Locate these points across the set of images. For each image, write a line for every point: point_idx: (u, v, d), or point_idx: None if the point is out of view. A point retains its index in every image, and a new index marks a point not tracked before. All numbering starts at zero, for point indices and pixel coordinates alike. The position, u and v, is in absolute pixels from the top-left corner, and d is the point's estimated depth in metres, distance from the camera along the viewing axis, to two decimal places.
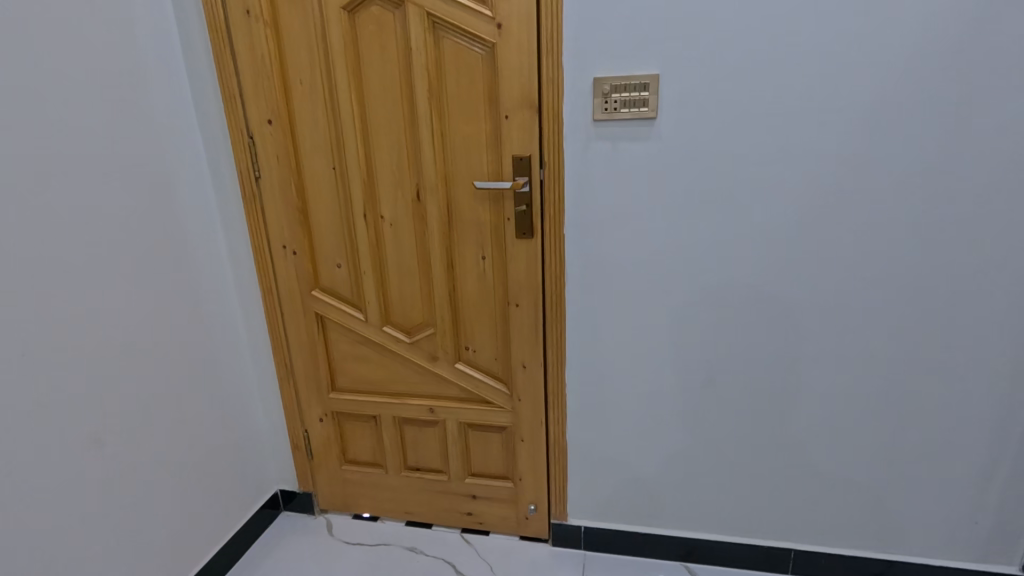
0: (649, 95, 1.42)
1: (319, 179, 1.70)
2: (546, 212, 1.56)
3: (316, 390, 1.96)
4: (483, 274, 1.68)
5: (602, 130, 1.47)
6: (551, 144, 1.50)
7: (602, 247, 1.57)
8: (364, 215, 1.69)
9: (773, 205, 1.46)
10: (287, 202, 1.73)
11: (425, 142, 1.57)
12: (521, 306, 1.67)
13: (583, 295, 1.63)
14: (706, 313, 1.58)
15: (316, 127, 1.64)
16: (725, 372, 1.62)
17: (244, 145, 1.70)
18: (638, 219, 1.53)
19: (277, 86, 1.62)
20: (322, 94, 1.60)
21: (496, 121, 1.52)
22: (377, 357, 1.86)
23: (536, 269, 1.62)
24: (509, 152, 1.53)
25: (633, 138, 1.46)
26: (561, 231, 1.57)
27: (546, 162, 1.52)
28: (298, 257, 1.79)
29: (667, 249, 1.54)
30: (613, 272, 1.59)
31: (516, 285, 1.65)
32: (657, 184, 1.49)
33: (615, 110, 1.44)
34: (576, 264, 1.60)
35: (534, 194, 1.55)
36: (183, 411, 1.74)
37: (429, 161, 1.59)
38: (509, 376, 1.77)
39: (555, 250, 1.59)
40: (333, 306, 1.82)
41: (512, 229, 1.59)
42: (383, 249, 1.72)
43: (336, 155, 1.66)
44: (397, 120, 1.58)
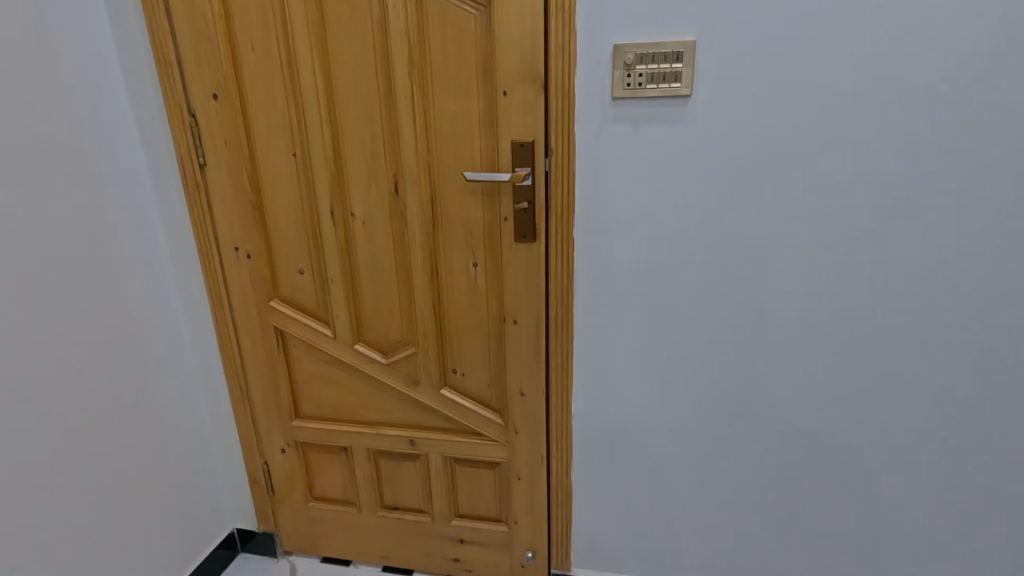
0: (683, 67, 1.14)
1: (276, 168, 1.40)
2: (553, 212, 1.28)
3: (276, 417, 1.66)
4: (474, 284, 1.40)
5: (623, 110, 1.19)
6: (559, 128, 1.22)
7: (619, 254, 1.30)
8: (331, 213, 1.40)
9: (833, 204, 1.19)
10: (238, 195, 1.43)
11: (404, 125, 1.29)
12: (520, 322, 1.39)
13: (595, 311, 1.36)
14: (745, 334, 1.31)
15: (272, 104, 1.35)
16: (763, 404, 1.36)
17: (185, 125, 1.40)
18: (665, 219, 1.26)
19: (223, 54, 1.33)
20: (279, 65, 1.31)
21: (492, 98, 1.24)
22: (348, 380, 1.57)
23: (538, 279, 1.35)
24: (507, 136, 1.25)
25: (661, 120, 1.19)
26: (569, 233, 1.30)
27: (552, 149, 1.24)
28: (253, 261, 1.49)
29: (699, 256, 1.27)
30: (630, 285, 1.32)
31: (514, 298, 1.38)
32: (690, 178, 1.22)
33: (639, 86, 1.16)
34: (587, 274, 1.33)
35: (537, 189, 1.27)
36: (114, 447, 1.43)
37: (410, 148, 1.31)
38: (505, 404, 1.49)
39: (562, 257, 1.32)
40: (296, 319, 1.53)
41: (511, 231, 1.32)
42: (354, 253, 1.44)
43: (297, 139, 1.36)
44: (371, 97, 1.29)
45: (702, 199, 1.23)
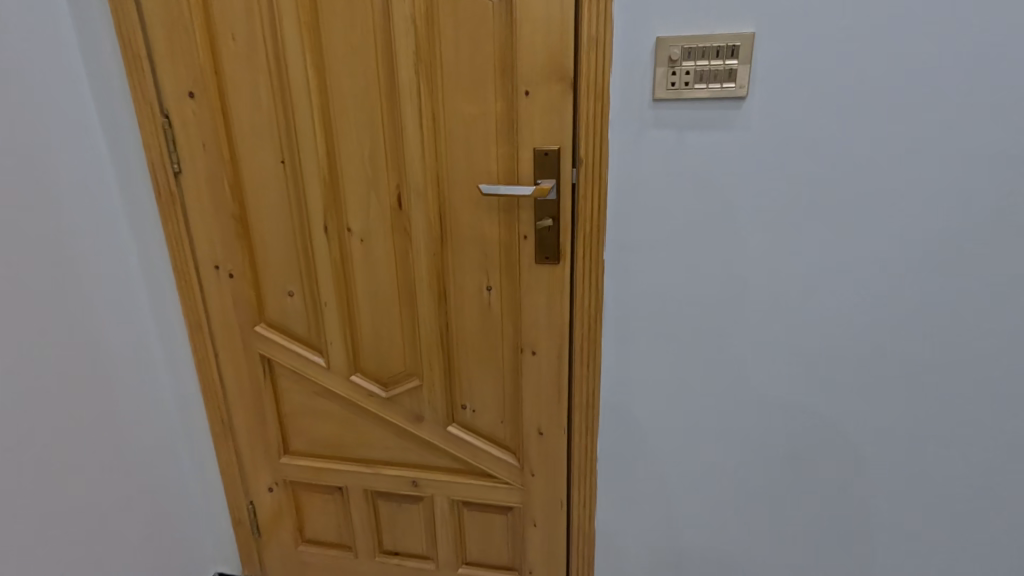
0: (739, 65, 0.98)
1: (261, 177, 1.22)
2: (580, 230, 1.12)
3: (262, 453, 1.48)
4: (486, 310, 1.23)
5: (665, 114, 1.03)
6: (590, 134, 1.05)
7: (654, 278, 1.14)
8: (325, 228, 1.23)
9: (908, 225, 1.03)
10: (219, 208, 1.26)
11: (409, 129, 1.12)
12: (540, 353, 1.23)
13: (625, 341, 1.19)
14: (798, 370, 1.15)
15: (257, 104, 1.17)
16: (817, 449, 1.20)
17: (157, 127, 1.21)
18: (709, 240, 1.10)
19: (200, 45, 1.15)
20: (265, 59, 1.13)
21: (512, 99, 1.07)
22: (342, 414, 1.40)
23: (561, 306, 1.18)
24: (529, 144, 1.08)
25: (710, 126, 1.02)
26: (598, 254, 1.13)
27: (581, 158, 1.07)
28: (236, 281, 1.32)
29: (748, 282, 1.11)
30: (667, 313, 1.16)
31: (534, 327, 1.21)
32: (741, 193, 1.06)
33: (686, 86, 1.00)
34: (617, 301, 1.17)
35: (563, 204, 1.10)
36: (81, 499, 1.23)
37: (416, 156, 1.14)
38: (520, 443, 1.32)
39: (590, 282, 1.16)
40: (285, 347, 1.35)
41: (531, 251, 1.15)
42: (350, 273, 1.26)
43: (285, 144, 1.19)
44: (371, 97, 1.12)
45: (755, 217, 1.07)
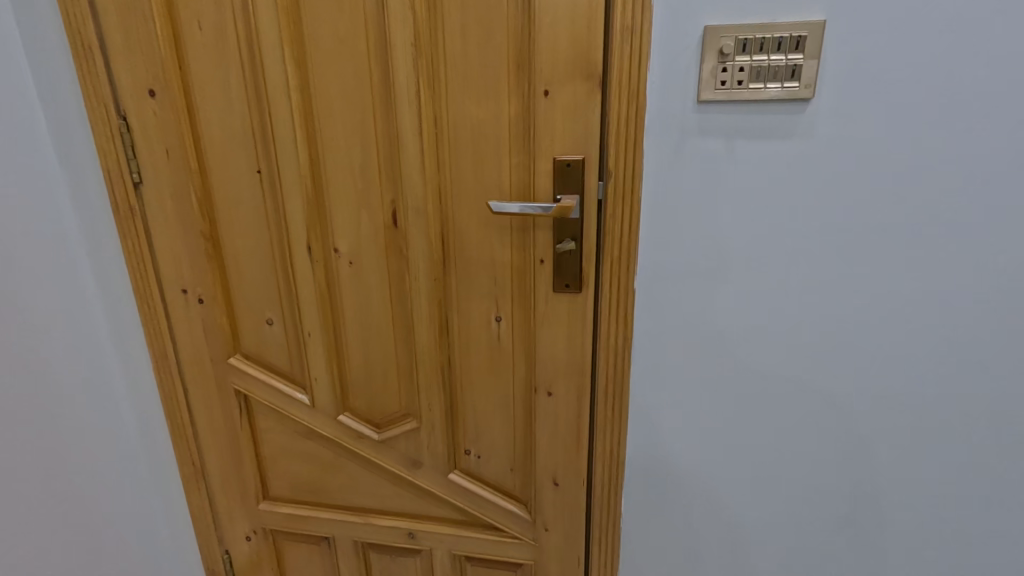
0: (805, 60, 0.81)
1: (234, 189, 1.05)
2: (607, 254, 0.95)
3: (238, 499, 1.31)
4: (495, 344, 1.06)
5: (712, 119, 0.86)
6: (621, 143, 0.89)
7: (693, 311, 0.97)
8: (308, 249, 1.06)
9: (1004, 255, 0.86)
10: (186, 223, 1.09)
11: (406, 134, 0.95)
12: (557, 394, 1.06)
13: (657, 382, 1.03)
14: (861, 418, 0.98)
15: (229, 105, 1.00)
16: (880, 508, 1.03)
17: (113, 131, 1.04)
18: (760, 268, 0.93)
19: (161, 36, 0.98)
20: (237, 51, 0.97)
21: (529, 100, 0.90)
22: (329, 457, 1.23)
23: (583, 341, 1.01)
24: (548, 153, 0.92)
25: (765, 134, 0.86)
26: (628, 282, 0.97)
27: (610, 171, 0.91)
28: (207, 307, 1.14)
29: (806, 316, 0.94)
30: (708, 351, 0.99)
31: (550, 363, 1.04)
32: (801, 212, 0.89)
33: (739, 85, 0.83)
34: (648, 336, 1.00)
35: (588, 223, 0.94)
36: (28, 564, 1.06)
37: (413, 166, 0.97)
38: (532, 494, 1.15)
39: (617, 314, 0.99)
40: (263, 382, 1.18)
41: (550, 277, 0.98)
42: (338, 301, 1.09)
43: (261, 152, 1.02)
44: (361, 97, 0.95)
45: (817, 241, 0.90)
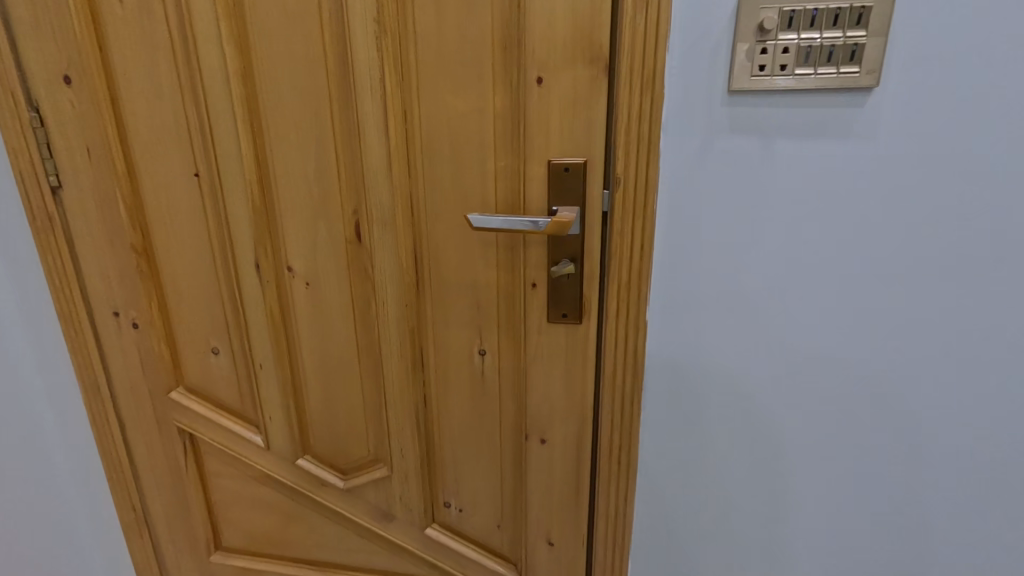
0: (868, 38, 0.63)
1: (168, 195, 0.88)
2: (613, 280, 0.77)
3: (186, 549, 1.14)
4: (478, 382, 0.89)
5: (746, 114, 0.69)
6: (632, 143, 0.71)
7: (716, 350, 0.79)
8: (256, 267, 0.89)
9: None
10: (114, 235, 0.92)
11: (369, 132, 0.78)
12: (551, 442, 0.89)
13: (672, 432, 0.85)
14: (925, 488, 0.79)
15: (158, 96, 0.83)
16: None
17: (24, 125, 0.87)
18: (804, 300, 0.74)
19: (75, 10, 0.81)
20: (166, 31, 0.80)
21: (518, 90, 0.73)
22: (287, 506, 1.06)
23: (584, 382, 0.84)
24: (542, 154, 0.75)
25: (813, 133, 0.68)
26: (638, 315, 0.78)
27: (618, 177, 0.73)
28: (142, 332, 0.98)
29: (862, 360, 0.75)
30: (735, 397, 0.81)
31: (545, 406, 0.87)
32: (858, 232, 0.70)
33: (781, 71, 0.66)
34: (662, 378, 0.83)
35: (591, 240, 0.77)
36: None
37: (379, 170, 0.80)
38: (522, 554, 0.98)
39: (625, 353, 0.80)
40: (209, 420, 1.01)
41: (544, 304, 0.81)
42: (294, 328, 0.92)
43: (198, 152, 0.85)
44: (315, 87, 0.78)
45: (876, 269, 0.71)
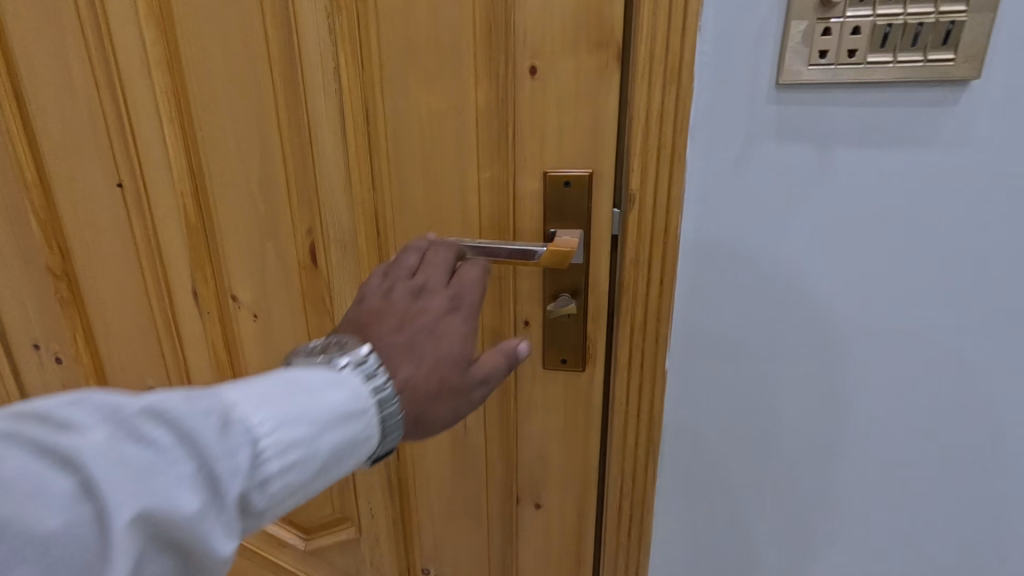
0: (969, 13, 0.47)
1: (87, 210, 0.74)
2: (625, 321, 0.62)
3: None
4: (459, 436, 0.74)
5: (800, 114, 0.53)
6: (650, 150, 0.56)
7: (751, 410, 0.64)
8: (194, 296, 0.74)
9: None
10: (29, 256, 0.78)
11: (323, 134, 0.63)
12: (547, 506, 0.74)
13: (693, 506, 0.70)
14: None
15: (69, 90, 0.68)
16: None
17: None
18: (867, 350, 0.59)
19: None
20: (71, 10, 0.65)
21: (504, 82, 0.58)
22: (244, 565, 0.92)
23: (587, 438, 0.70)
24: (535, 164, 0.60)
25: (890, 140, 0.52)
26: (655, 365, 0.63)
27: (632, 193, 0.58)
28: (68, 368, 0.83)
29: (934, 426, 0.60)
30: (774, 466, 0.65)
31: (539, 465, 0.72)
32: (943, 269, 0.54)
33: (848, 58, 0.50)
34: (684, 442, 0.67)
35: (596, 271, 0.62)
36: None
37: (336, 182, 0.65)
38: None
39: (638, 410, 0.65)
40: None
41: (538, 345, 0.67)
42: (240, 367, 0.78)
43: (118, 158, 0.70)
44: (255, 78, 0.63)
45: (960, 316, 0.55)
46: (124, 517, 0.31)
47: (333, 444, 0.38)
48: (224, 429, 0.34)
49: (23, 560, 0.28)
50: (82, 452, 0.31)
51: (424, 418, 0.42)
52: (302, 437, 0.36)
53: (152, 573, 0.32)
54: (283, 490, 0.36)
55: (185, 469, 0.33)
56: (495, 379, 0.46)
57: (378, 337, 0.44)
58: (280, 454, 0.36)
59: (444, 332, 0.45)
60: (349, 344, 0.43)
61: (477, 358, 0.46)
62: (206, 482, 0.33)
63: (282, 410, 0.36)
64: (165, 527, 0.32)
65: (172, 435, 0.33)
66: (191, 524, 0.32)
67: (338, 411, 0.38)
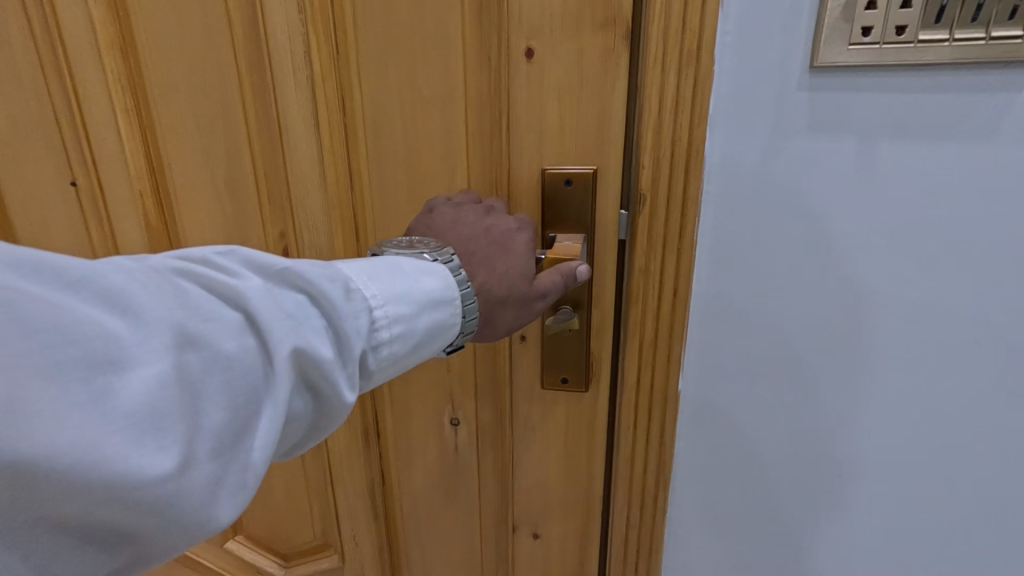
0: None
1: (39, 211, 0.67)
2: (633, 337, 0.55)
3: None
4: (449, 460, 0.68)
5: (838, 102, 0.46)
6: (663, 144, 0.49)
7: (775, 439, 0.56)
8: None
9: None
10: None
11: (294, 126, 0.56)
12: (546, 537, 0.68)
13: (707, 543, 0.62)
14: None
15: (15, 77, 0.61)
16: None
17: None
18: (911, 374, 0.51)
19: None
20: None
21: (496, 67, 0.51)
22: None
23: (590, 464, 0.63)
24: (533, 160, 0.53)
25: (941, 133, 0.45)
26: (666, 386, 0.56)
27: (642, 193, 0.51)
28: None
29: (989, 466, 0.52)
30: (799, 500, 0.58)
31: (538, 493, 0.66)
32: (1002, 282, 0.47)
33: (897, 36, 0.43)
34: (697, 472, 0.60)
35: (602, 281, 0.56)
36: None
37: (310, 180, 0.58)
38: None
39: (647, 435, 0.58)
40: None
41: (536, 363, 0.60)
42: None
43: (71, 154, 0.63)
44: (219, 62, 0.56)
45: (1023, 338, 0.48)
46: (283, 351, 0.34)
47: (430, 324, 0.42)
48: (350, 293, 0.38)
49: (210, 377, 0.32)
50: (244, 293, 0.34)
51: (491, 320, 0.47)
52: (407, 314, 0.41)
53: (296, 410, 0.37)
54: (389, 356, 0.41)
55: (319, 323, 0.37)
56: (554, 295, 0.48)
57: (457, 244, 0.48)
58: (389, 323, 0.40)
59: (514, 247, 0.49)
60: (436, 245, 0.46)
61: (539, 274, 0.49)
62: (336, 337, 0.37)
63: (390, 288, 0.41)
64: (305, 370, 0.36)
65: (309, 293, 0.37)
66: (330, 369, 0.36)
67: (436, 296, 0.42)
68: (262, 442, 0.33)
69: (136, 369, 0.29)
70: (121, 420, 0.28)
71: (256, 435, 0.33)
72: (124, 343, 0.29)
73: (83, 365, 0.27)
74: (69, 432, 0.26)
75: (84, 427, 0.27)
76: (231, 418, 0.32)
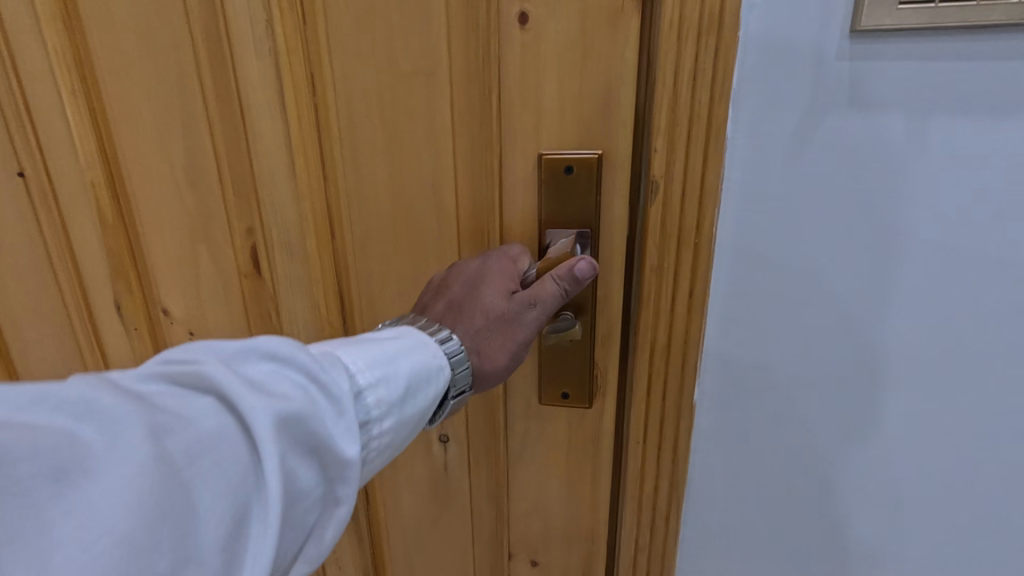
0: None
1: None
2: (642, 346, 0.49)
3: None
4: (438, 480, 0.61)
5: (890, 74, 0.38)
6: (679, 124, 0.42)
7: (804, 463, 0.50)
8: (118, 310, 0.62)
9: None
10: None
11: (257, 107, 0.50)
12: (545, 564, 0.61)
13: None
14: None
15: None
16: None
17: None
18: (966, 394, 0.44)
19: None
20: None
21: (485, 35, 0.44)
22: None
23: (593, 487, 0.56)
24: (527, 144, 0.46)
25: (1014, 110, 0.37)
26: (680, 403, 0.49)
27: (652, 180, 0.44)
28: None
29: None
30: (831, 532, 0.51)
31: (536, 517, 0.59)
32: None
33: None
34: (715, 499, 0.53)
35: (606, 284, 0.49)
36: None
37: (277, 169, 0.51)
38: None
39: (659, 455, 0.52)
40: None
41: (532, 375, 0.54)
42: None
43: (16, 143, 0.57)
44: (171, 36, 0.49)
45: None
46: (262, 420, 0.28)
47: (413, 368, 0.37)
48: (317, 352, 0.33)
49: (194, 466, 0.27)
50: (204, 373, 0.29)
51: (484, 352, 0.42)
52: (384, 359, 0.36)
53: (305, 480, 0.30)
54: (384, 409, 0.34)
55: (294, 388, 0.30)
56: (546, 304, 0.42)
57: (430, 309, 0.45)
58: (368, 371, 0.34)
59: (487, 274, 0.45)
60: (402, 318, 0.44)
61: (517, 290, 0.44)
62: (315, 396, 0.31)
63: (358, 344, 0.36)
64: (292, 444, 0.30)
65: (276, 358, 0.31)
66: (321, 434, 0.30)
67: (415, 344, 0.38)
68: (267, 530, 0.27)
69: (107, 475, 0.24)
70: (98, 533, 0.23)
71: (256, 526, 0.27)
72: (89, 449, 0.25)
73: (50, 477, 0.24)
74: (48, 559, 0.22)
75: (60, 550, 0.23)
76: (230, 510, 0.27)
